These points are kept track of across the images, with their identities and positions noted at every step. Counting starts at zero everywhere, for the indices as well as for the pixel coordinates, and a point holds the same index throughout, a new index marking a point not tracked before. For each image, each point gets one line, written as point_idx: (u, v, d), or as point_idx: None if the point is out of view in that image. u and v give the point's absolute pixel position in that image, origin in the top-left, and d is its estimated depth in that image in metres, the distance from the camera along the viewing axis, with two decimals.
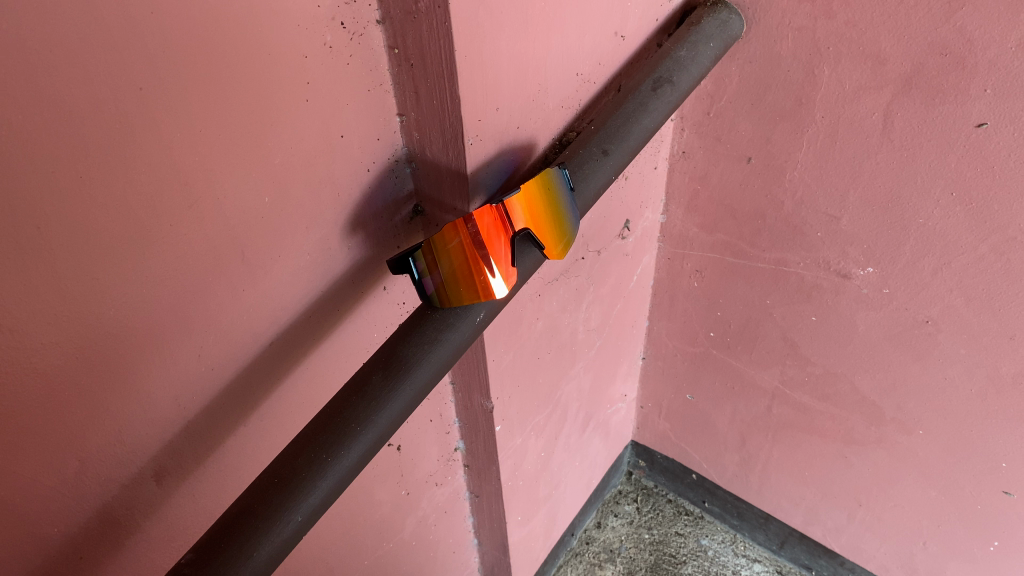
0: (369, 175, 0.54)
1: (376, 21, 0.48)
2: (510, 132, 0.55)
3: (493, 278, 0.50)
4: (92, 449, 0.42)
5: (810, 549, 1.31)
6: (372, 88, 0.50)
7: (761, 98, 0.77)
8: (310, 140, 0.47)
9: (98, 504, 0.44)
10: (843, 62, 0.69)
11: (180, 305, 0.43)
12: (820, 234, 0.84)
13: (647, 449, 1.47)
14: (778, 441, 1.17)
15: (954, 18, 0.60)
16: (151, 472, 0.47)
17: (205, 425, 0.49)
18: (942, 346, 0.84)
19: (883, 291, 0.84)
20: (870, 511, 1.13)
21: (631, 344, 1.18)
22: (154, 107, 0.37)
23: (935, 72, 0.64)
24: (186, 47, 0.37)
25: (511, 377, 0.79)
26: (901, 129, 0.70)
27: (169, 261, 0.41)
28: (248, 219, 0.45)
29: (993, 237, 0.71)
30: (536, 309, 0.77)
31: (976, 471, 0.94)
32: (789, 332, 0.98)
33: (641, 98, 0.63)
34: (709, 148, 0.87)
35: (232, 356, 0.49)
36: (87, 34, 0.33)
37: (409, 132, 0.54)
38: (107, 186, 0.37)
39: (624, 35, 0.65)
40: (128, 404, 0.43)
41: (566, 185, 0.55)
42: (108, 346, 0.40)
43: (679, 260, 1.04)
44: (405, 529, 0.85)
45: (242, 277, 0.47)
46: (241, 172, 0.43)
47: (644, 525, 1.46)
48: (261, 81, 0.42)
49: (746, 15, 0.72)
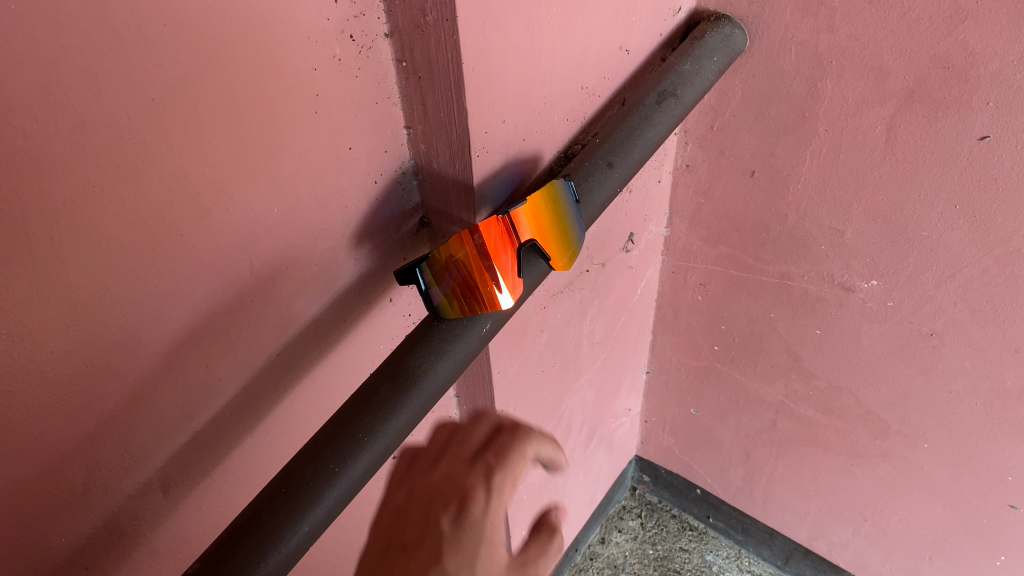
0: (375, 188, 0.54)
1: (384, 35, 0.49)
2: (516, 143, 0.56)
3: (499, 292, 0.51)
4: (99, 459, 0.43)
5: (815, 564, 1.30)
6: (380, 101, 0.51)
7: (765, 111, 0.78)
8: (317, 151, 0.48)
9: (105, 514, 0.45)
10: (846, 76, 0.69)
11: (189, 315, 0.44)
12: (825, 248, 0.85)
13: (651, 465, 1.47)
14: (782, 455, 1.16)
15: (956, 32, 0.61)
16: (158, 483, 0.47)
17: (212, 436, 0.50)
18: (946, 359, 0.84)
19: (887, 304, 0.84)
20: (875, 526, 1.13)
21: (635, 357, 1.19)
22: (165, 118, 0.37)
23: (937, 86, 0.64)
24: (196, 58, 0.37)
25: (516, 389, 0.79)
26: (904, 142, 0.70)
27: (178, 271, 0.42)
28: (256, 230, 0.46)
29: (996, 249, 0.71)
30: (541, 321, 0.77)
31: (982, 486, 0.94)
32: (793, 345, 0.98)
33: (646, 111, 0.63)
34: (713, 162, 0.88)
35: (242, 365, 0.49)
36: (100, 45, 0.33)
37: (416, 144, 0.55)
38: (119, 196, 0.37)
39: (629, 48, 0.66)
40: (136, 415, 0.44)
41: (572, 198, 0.56)
42: (118, 356, 0.41)
43: (683, 274, 1.05)
44: None
45: (251, 288, 0.47)
46: (249, 183, 0.44)
47: (648, 541, 1.45)
48: (270, 93, 0.42)
49: (749, 30, 0.73)
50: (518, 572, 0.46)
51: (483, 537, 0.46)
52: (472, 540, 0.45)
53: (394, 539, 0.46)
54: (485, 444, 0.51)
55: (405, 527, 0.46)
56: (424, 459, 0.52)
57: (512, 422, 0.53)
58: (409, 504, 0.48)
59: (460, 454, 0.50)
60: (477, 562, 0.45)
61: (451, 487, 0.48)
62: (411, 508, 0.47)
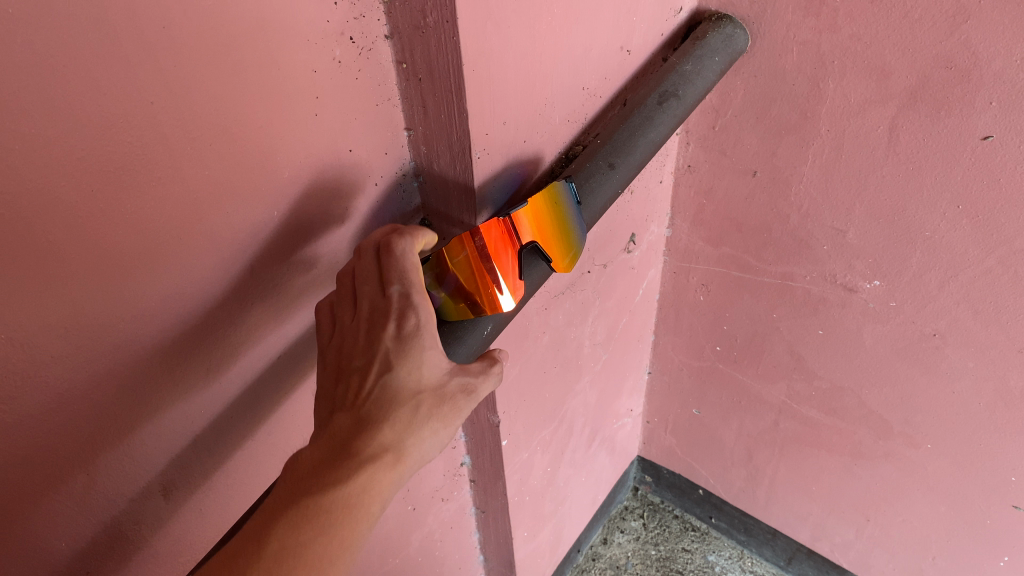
0: (376, 190, 0.54)
1: (385, 36, 0.48)
2: (517, 145, 0.56)
3: (500, 294, 0.51)
4: (99, 465, 0.43)
5: (818, 564, 1.30)
6: (380, 103, 0.51)
7: (767, 112, 0.78)
8: (318, 154, 0.47)
9: (105, 518, 0.45)
10: (848, 76, 0.69)
11: (189, 319, 0.44)
12: (828, 248, 0.84)
13: (653, 465, 1.47)
14: (785, 455, 1.16)
15: (959, 31, 0.60)
16: (158, 487, 0.47)
17: (213, 439, 0.49)
18: (949, 360, 0.84)
19: (890, 304, 0.84)
20: (878, 527, 1.12)
21: (637, 358, 1.18)
22: (165, 121, 0.37)
23: (940, 86, 0.64)
24: (195, 61, 0.37)
25: (517, 391, 0.79)
26: (907, 142, 0.70)
27: (179, 275, 0.42)
28: (257, 233, 0.46)
29: (1000, 250, 0.71)
30: (542, 322, 0.77)
31: (986, 486, 0.93)
32: (795, 346, 0.98)
33: (648, 112, 0.63)
34: (714, 162, 0.88)
35: (243, 368, 0.49)
36: (99, 48, 0.33)
37: (416, 146, 0.54)
38: (118, 201, 0.37)
39: (630, 49, 0.65)
40: (137, 419, 0.43)
41: (573, 200, 0.55)
42: (118, 362, 0.41)
43: (685, 274, 1.04)
44: (410, 546, 0.85)
45: (252, 292, 0.47)
46: (249, 186, 0.43)
47: (650, 542, 1.45)
48: (270, 95, 0.42)
49: (750, 30, 0.73)
50: (461, 371, 0.47)
51: (423, 342, 0.45)
52: (418, 348, 0.44)
53: (340, 367, 0.44)
54: (382, 268, 0.46)
55: (351, 354, 0.44)
56: (339, 308, 0.47)
57: (387, 239, 0.48)
58: (348, 338, 0.45)
59: (369, 284, 0.46)
60: (424, 363, 0.45)
61: (379, 315, 0.45)
62: (344, 342, 0.45)
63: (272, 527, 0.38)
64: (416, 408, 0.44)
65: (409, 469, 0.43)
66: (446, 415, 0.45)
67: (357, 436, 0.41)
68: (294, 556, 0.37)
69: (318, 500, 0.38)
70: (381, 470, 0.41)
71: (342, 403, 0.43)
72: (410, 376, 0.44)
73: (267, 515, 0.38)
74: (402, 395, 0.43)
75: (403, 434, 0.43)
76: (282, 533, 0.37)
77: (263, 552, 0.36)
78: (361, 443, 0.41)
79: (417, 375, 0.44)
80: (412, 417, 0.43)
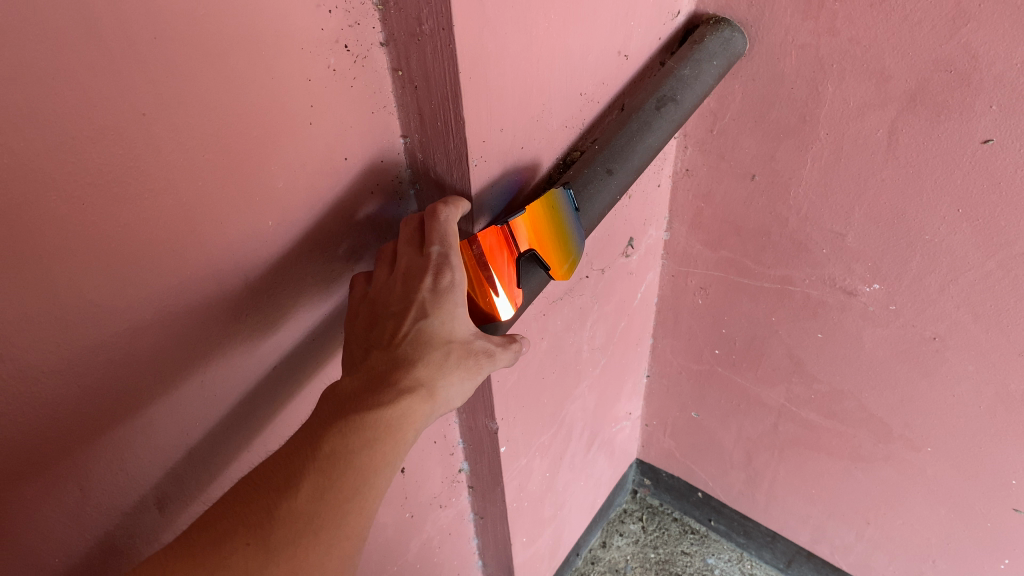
0: (372, 198, 0.53)
1: (380, 44, 0.48)
2: (515, 151, 0.55)
3: (498, 297, 0.52)
4: (93, 478, 0.42)
5: (818, 567, 1.30)
6: (376, 110, 0.50)
7: (765, 115, 0.77)
8: (313, 162, 0.47)
9: (99, 533, 0.44)
10: (848, 79, 0.68)
11: (182, 332, 0.43)
12: (826, 252, 0.84)
13: (652, 468, 1.46)
14: (784, 458, 1.16)
15: (959, 35, 0.60)
16: (153, 500, 0.47)
17: (208, 451, 0.49)
18: (949, 363, 0.83)
19: (889, 308, 0.84)
20: (878, 530, 1.12)
21: (635, 361, 1.18)
22: (156, 132, 0.36)
23: (940, 89, 0.64)
24: (185, 70, 0.36)
25: (516, 397, 0.79)
26: (906, 146, 0.69)
27: (172, 288, 0.41)
28: (251, 244, 0.45)
29: (1000, 253, 0.71)
30: (541, 328, 0.76)
31: (986, 490, 0.93)
32: (794, 349, 0.98)
33: (646, 117, 0.63)
34: (713, 166, 0.87)
35: (241, 377, 0.49)
36: (89, 59, 0.32)
37: (412, 153, 0.54)
38: (108, 214, 0.36)
39: (627, 53, 0.65)
40: (131, 432, 0.43)
41: (571, 206, 0.55)
42: (111, 376, 0.40)
43: (683, 278, 1.04)
44: (408, 552, 0.85)
45: (246, 303, 0.47)
46: (240, 198, 0.43)
47: (650, 545, 1.45)
48: (263, 105, 0.42)
49: (749, 33, 0.72)
50: (484, 335, 0.50)
51: (455, 299, 0.48)
52: (450, 304, 0.48)
53: (377, 314, 0.48)
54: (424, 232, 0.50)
55: (388, 303, 0.48)
56: (378, 266, 0.51)
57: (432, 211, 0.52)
58: (385, 291, 0.49)
59: (408, 243, 0.50)
60: (454, 319, 0.48)
61: (416, 270, 0.48)
62: (381, 292, 0.49)
63: (321, 436, 0.42)
64: (446, 355, 0.47)
65: (436, 408, 0.47)
66: (472, 367, 0.49)
67: (393, 370, 0.46)
68: (343, 461, 0.41)
69: (360, 418, 0.43)
70: (414, 402, 0.45)
71: (379, 342, 0.47)
72: (442, 327, 0.47)
73: (313, 428, 0.43)
74: (433, 341, 0.47)
75: (433, 374, 0.47)
76: (331, 442, 0.41)
77: (314, 455, 0.41)
78: (397, 377, 0.45)
79: (448, 327, 0.48)
80: (442, 362, 0.47)
